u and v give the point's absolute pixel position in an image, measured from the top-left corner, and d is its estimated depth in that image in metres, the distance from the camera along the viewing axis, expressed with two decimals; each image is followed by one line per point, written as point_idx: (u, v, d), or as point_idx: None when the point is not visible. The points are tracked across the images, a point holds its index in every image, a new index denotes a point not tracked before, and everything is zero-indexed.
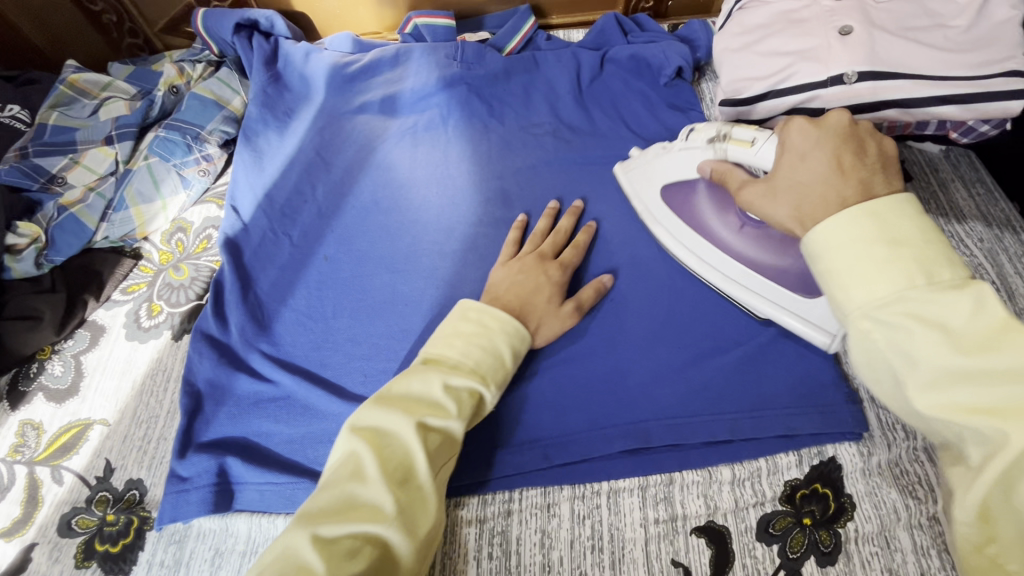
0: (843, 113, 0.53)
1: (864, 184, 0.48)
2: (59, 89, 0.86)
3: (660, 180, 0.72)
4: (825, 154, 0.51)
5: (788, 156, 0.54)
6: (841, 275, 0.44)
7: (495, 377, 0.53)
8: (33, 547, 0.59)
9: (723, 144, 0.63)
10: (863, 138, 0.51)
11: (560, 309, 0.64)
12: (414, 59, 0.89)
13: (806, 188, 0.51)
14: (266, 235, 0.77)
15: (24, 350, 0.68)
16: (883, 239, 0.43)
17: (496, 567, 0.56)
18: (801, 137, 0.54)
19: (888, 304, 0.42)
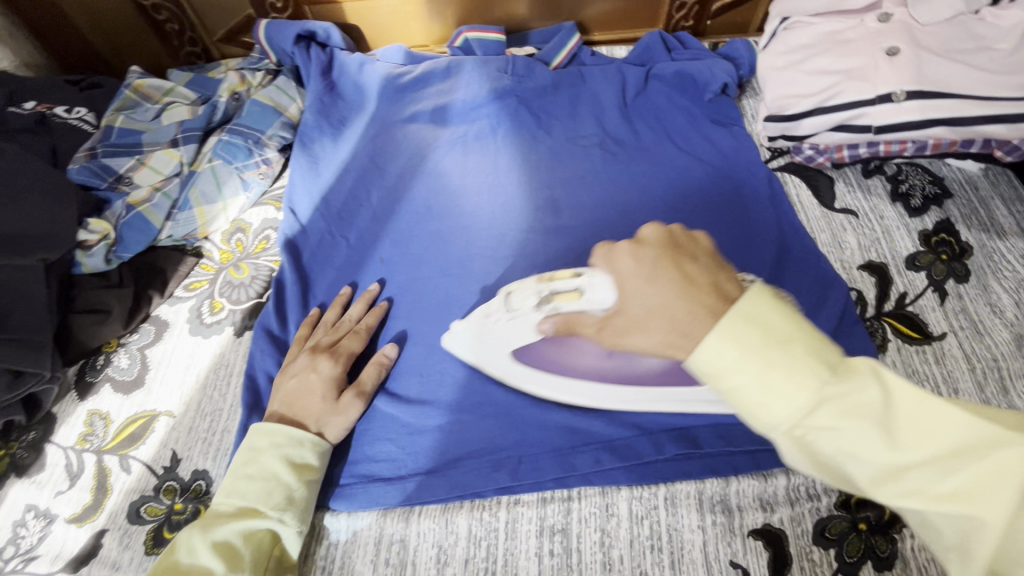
0: (656, 226, 0.52)
1: (716, 287, 0.45)
2: (125, 93, 0.89)
3: (504, 348, 0.68)
4: (667, 271, 0.46)
5: (630, 275, 0.48)
6: (750, 391, 0.38)
7: (271, 501, 0.55)
8: (103, 533, 0.60)
9: (551, 304, 0.68)
10: (682, 247, 0.50)
11: (340, 403, 0.63)
12: (465, 71, 0.92)
13: (670, 309, 0.44)
14: (324, 238, 0.80)
15: (93, 342, 0.71)
16: (768, 341, 0.38)
17: (557, 563, 0.57)
18: (634, 263, 0.49)
19: (813, 410, 0.36)
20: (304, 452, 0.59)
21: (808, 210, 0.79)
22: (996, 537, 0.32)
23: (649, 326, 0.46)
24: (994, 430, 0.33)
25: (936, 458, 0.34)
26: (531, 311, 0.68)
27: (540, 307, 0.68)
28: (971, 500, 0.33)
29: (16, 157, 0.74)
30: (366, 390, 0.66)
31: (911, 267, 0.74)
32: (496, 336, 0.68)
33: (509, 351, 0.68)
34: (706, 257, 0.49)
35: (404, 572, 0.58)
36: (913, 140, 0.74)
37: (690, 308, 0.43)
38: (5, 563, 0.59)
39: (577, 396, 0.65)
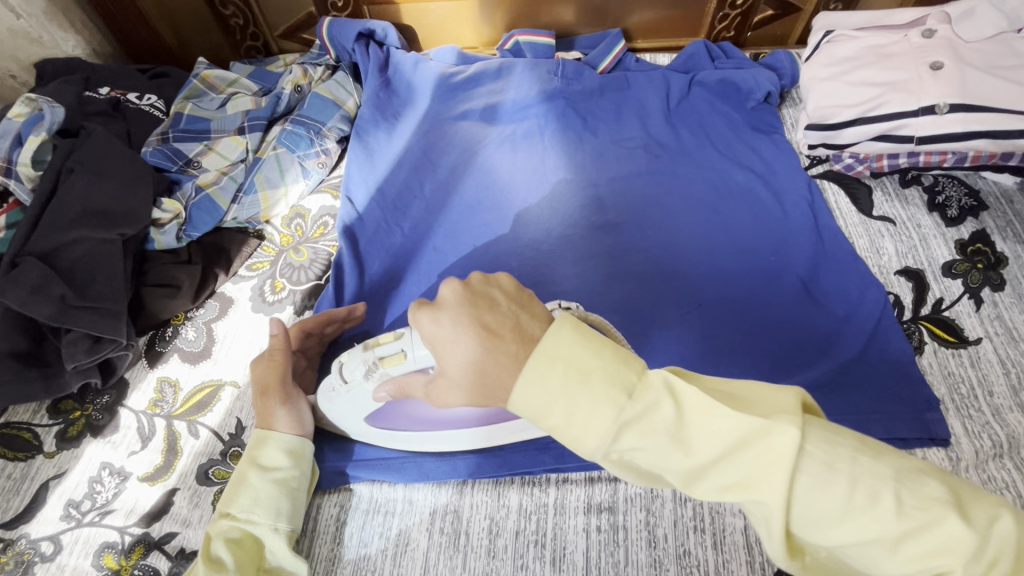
0: (453, 280, 0.41)
1: (520, 332, 0.38)
2: (193, 82, 0.94)
3: (356, 417, 0.63)
4: (468, 330, 0.39)
5: (444, 338, 0.40)
6: (564, 427, 0.35)
7: (239, 504, 0.56)
8: (175, 491, 0.64)
9: (380, 371, 0.52)
10: (483, 292, 0.41)
11: (269, 403, 0.61)
12: (516, 73, 0.96)
13: (482, 369, 0.38)
14: (380, 225, 0.83)
15: (163, 314, 0.75)
16: (570, 379, 0.35)
17: (604, 539, 0.60)
18: (433, 328, 0.40)
19: (618, 436, 0.35)
20: (273, 452, 0.59)
21: (847, 216, 0.82)
22: (780, 516, 0.32)
23: (467, 388, 0.40)
24: (763, 420, 0.33)
25: (723, 455, 0.34)
26: (363, 382, 0.55)
27: (369, 375, 0.54)
28: (754, 488, 0.33)
29: (100, 138, 0.78)
30: (280, 383, 0.62)
31: (948, 274, 0.76)
32: (338, 410, 0.61)
33: (360, 418, 0.63)
34: (508, 296, 0.41)
35: (458, 540, 0.61)
36: (953, 152, 0.77)
37: (499, 368, 0.37)
38: (82, 515, 0.63)
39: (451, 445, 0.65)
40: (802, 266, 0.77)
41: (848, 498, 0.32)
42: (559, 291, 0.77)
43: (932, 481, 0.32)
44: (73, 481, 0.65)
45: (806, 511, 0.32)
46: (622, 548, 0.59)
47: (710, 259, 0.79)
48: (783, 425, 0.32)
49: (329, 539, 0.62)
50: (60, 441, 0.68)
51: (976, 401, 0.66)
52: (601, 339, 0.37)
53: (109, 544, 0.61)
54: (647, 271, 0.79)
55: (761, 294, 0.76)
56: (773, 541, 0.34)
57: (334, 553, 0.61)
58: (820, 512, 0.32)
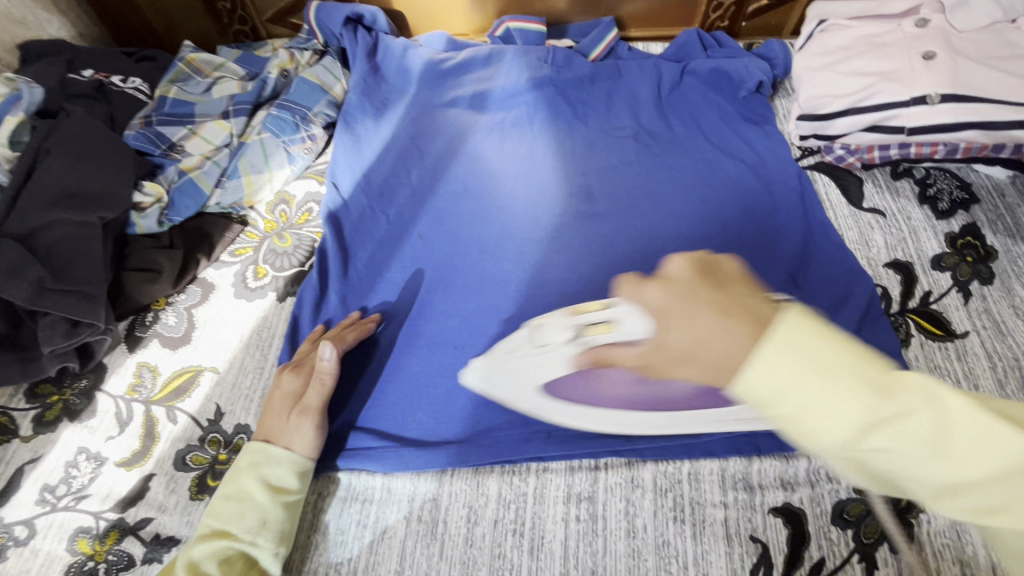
0: (680, 256, 0.40)
1: (755, 314, 0.35)
2: (179, 66, 0.93)
3: (530, 381, 0.62)
4: (705, 305, 0.37)
5: (676, 311, 0.38)
6: (803, 419, 0.33)
7: (244, 523, 0.55)
8: (151, 477, 0.64)
9: (584, 338, 0.54)
10: (710, 272, 0.39)
11: (302, 426, 0.61)
12: (506, 60, 0.95)
13: (715, 346, 0.35)
14: (365, 212, 0.82)
15: (143, 299, 0.74)
16: (818, 370, 0.32)
17: (582, 528, 0.59)
18: (661, 300, 0.39)
19: (864, 435, 0.33)
20: (282, 472, 0.58)
21: (837, 208, 0.81)
22: None
23: (687, 364, 0.37)
24: None
25: (988, 477, 0.32)
26: (562, 345, 0.58)
27: (574, 339, 0.56)
28: (1015, 514, 0.32)
29: (80, 119, 0.77)
30: (318, 406, 0.62)
31: (936, 268, 0.75)
32: (515, 371, 0.63)
33: (536, 385, 0.62)
34: (736, 278, 0.39)
35: (435, 528, 0.60)
36: (944, 143, 0.76)
37: (731, 345, 0.34)
38: (57, 500, 0.62)
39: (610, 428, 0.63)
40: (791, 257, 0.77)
41: None
42: (545, 280, 0.77)
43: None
44: (49, 465, 0.65)
45: None
46: (601, 538, 0.59)
47: (698, 249, 0.78)
48: None
49: (306, 525, 0.61)
50: (37, 426, 0.67)
51: None
52: (843, 333, 0.34)
53: (84, 529, 0.61)
54: (635, 261, 0.78)
55: None
56: None
57: (309, 541, 0.61)
58: None
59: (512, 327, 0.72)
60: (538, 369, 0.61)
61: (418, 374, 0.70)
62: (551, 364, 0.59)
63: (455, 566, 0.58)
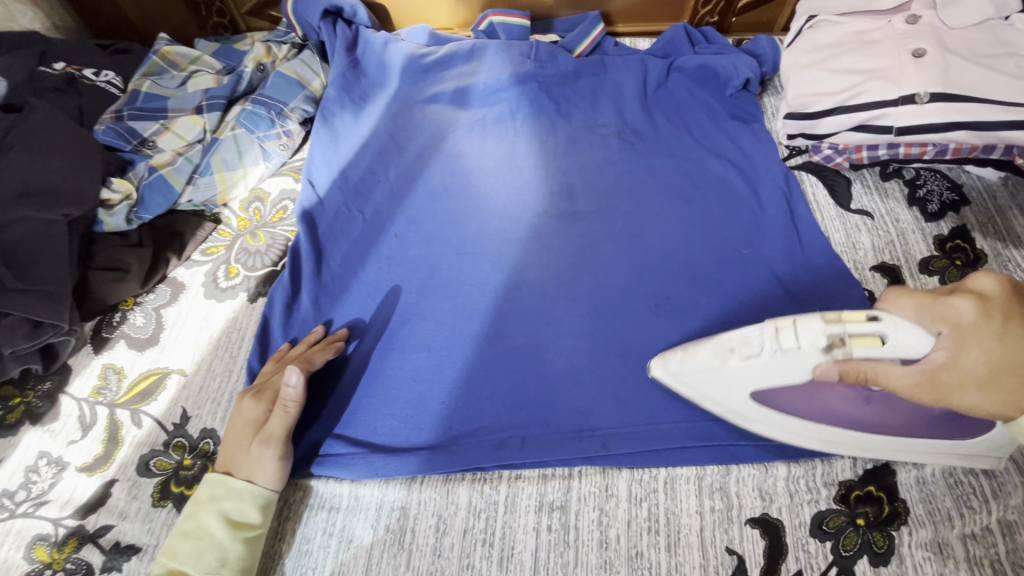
0: (990, 278, 0.48)
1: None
2: (152, 59, 0.91)
3: (744, 385, 0.57)
4: (1017, 332, 0.46)
5: (985, 330, 0.46)
6: None
7: (201, 564, 0.54)
8: (113, 483, 0.62)
9: (845, 348, 0.50)
10: (1023, 298, 0.47)
11: (266, 459, 0.58)
12: (489, 55, 0.92)
13: (1018, 371, 0.46)
14: (340, 210, 0.80)
15: (110, 299, 0.72)
16: None
17: (554, 539, 0.58)
18: (979, 316, 0.47)
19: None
20: (243, 507, 0.57)
21: (823, 209, 0.79)
22: None
23: (991, 384, 0.47)
24: None
25: None
26: (813, 353, 0.51)
27: (826, 350, 0.50)
28: None
29: (45, 114, 0.75)
30: (280, 435, 0.59)
31: (924, 271, 0.73)
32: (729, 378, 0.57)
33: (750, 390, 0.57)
34: None
35: (403, 538, 0.59)
36: (934, 144, 0.74)
37: None
38: (16, 506, 0.61)
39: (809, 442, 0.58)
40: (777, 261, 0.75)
41: None
42: (524, 281, 0.75)
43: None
44: (9, 470, 0.63)
45: None
46: (572, 549, 0.57)
47: (679, 250, 0.77)
48: None
49: (271, 532, 0.60)
50: None
51: None
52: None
53: (41, 536, 0.59)
54: (616, 261, 0.76)
55: (733, 288, 0.73)
56: None
57: (273, 549, 0.59)
58: None
59: (490, 330, 0.71)
60: (751, 375, 0.56)
61: (390, 378, 0.68)
62: (778, 370, 0.54)
63: None
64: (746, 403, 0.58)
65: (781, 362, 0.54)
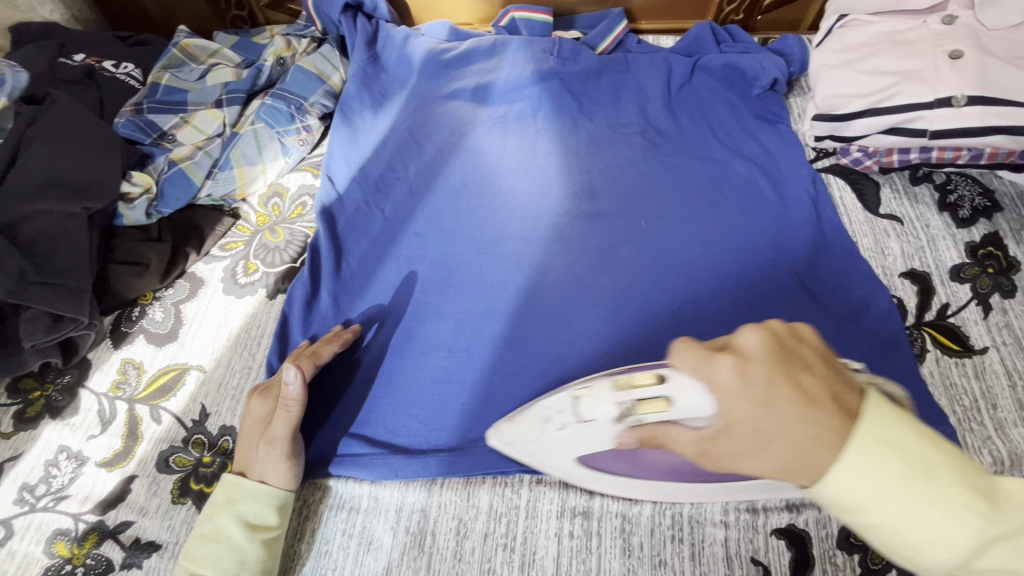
0: (754, 326, 0.38)
1: (843, 404, 0.35)
2: (172, 51, 0.90)
3: (568, 453, 0.53)
4: (784, 389, 0.35)
5: (750, 391, 0.36)
6: (904, 528, 0.33)
7: (220, 567, 0.53)
8: (133, 479, 0.62)
9: (635, 416, 0.43)
10: (794, 349, 0.37)
11: (276, 458, 0.57)
12: (510, 51, 0.91)
13: (793, 438, 0.34)
14: (359, 207, 0.79)
15: (129, 294, 0.72)
16: (911, 473, 0.33)
17: (576, 545, 0.57)
18: (739, 380, 0.36)
19: (976, 554, 0.33)
20: (259, 509, 0.56)
21: (851, 213, 0.78)
22: None
23: (763, 448, 0.36)
24: None
25: None
26: (610, 425, 0.46)
27: (620, 420, 0.45)
28: None
29: (66, 105, 0.74)
30: (284, 436, 0.58)
31: (955, 278, 0.72)
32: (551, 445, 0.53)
33: (571, 456, 0.53)
34: (822, 357, 0.38)
35: (423, 541, 0.58)
36: (969, 148, 0.72)
37: (821, 440, 0.34)
38: (36, 500, 0.61)
39: (652, 493, 0.56)
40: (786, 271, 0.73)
41: None
42: (545, 282, 0.74)
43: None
44: (29, 464, 0.63)
45: None
46: (595, 556, 0.56)
47: (703, 253, 0.75)
48: None
49: (292, 533, 0.60)
50: (18, 422, 0.65)
51: (978, 414, 0.63)
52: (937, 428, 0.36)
53: (62, 531, 0.59)
54: (638, 263, 0.75)
55: (759, 295, 0.72)
56: None
57: (292, 549, 0.59)
58: None
59: (509, 332, 0.70)
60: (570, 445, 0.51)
61: (410, 378, 0.67)
62: (587, 439, 0.49)
63: None
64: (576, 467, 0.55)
65: (587, 435, 0.49)
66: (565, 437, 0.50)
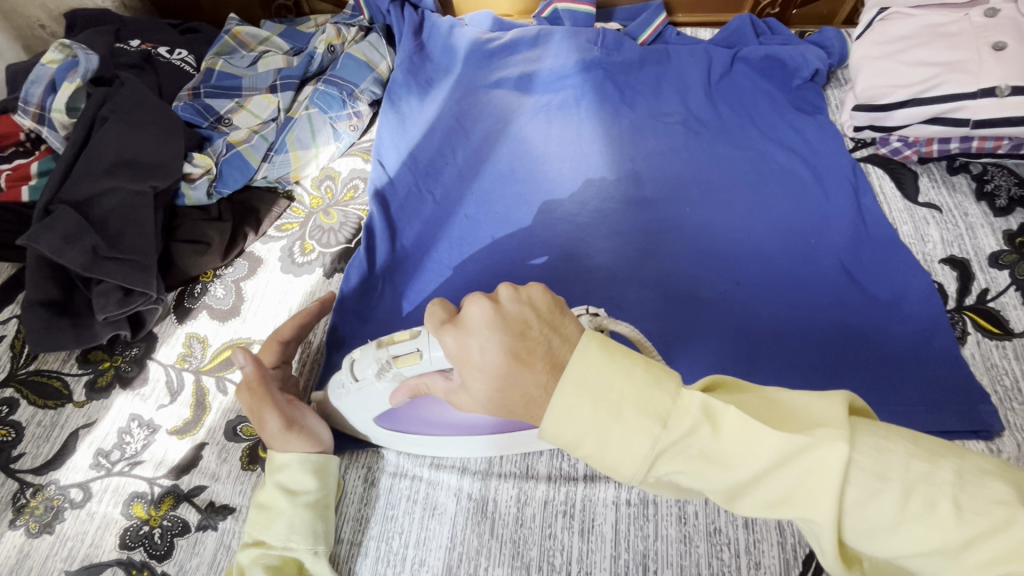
0: (478, 296, 0.40)
1: (553, 358, 0.38)
2: (225, 39, 0.92)
3: (366, 416, 0.59)
4: (499, 357, 0.38)
5: (471, 360, 0.40)
6: (597, 455, 0.37)
7: (272, 531, 0.54)
8: (203, 446, 0.64)
9: (394, 371, 0.49)
10: (513, 316, 0.39)
11: (286, 435, 0.57)
12: (554, 41, 0.93)
13: (510, 391, 0.38)
14: (411, 190, 0.82)
15: (192, 271, 0.74)
16: (593, 406, 0.36)
17: (634, 511, 0.59)
18: (460, 349, 0.40)
19: (654, 465, 0.36)
20: (297, 475, 0.57)
21: (891, 202, 0.80)
22: (832, 532, 0.32)
23: (491, 401, 0.40)
24: (809, 436, 0.33)
25: (774, 473, 0.34)
26: (375, 381, 0.52)
27: (381, 374, 0.51)
28: (798, 504, 0.33)
29: (134, 88, 0.77)
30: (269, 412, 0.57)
31: (994, 265, 0.74)
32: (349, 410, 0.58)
33: (369, 417, 0.59)
34: (539, 318, 0.39)
35: (485, 507, 0.60)
36: (1009, 139, 0.75)
37: (526, 392, 0.38)
38: (112, 465, 0.63)
39: (456, 449, 0.62)
40: (723, 263, 0.76)
41: (899, 507, 0.31)
42: (593, 264, 0.76)
43: (994, 481, 0.31)
44: (103, 430, 0.65)
45: (859, 518, 0.32)
46: (652, 523, 0.58)
47: (746, 239, 0.77)
48: (833, 438, 0.32)
49: (357, 499, 0.62)
50: (90, 391, 0.68)
51: (1019, 393, 0.65)
52: (631, 359, 0.37)
53: (138, 494, 0.61)
54: (682, 248, 0.77)
55: (802, 278, 0.74)
56: (827, 556, 0.34)
57: (360, 513, 0.61)
58: (875, 518, 0.32)
59: None
60: (359, 407, 0.57)
61: None
62: (375, 402, 0.55)
63: (506, 545, 0.58)
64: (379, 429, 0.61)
65: (370, 395, 0.54)
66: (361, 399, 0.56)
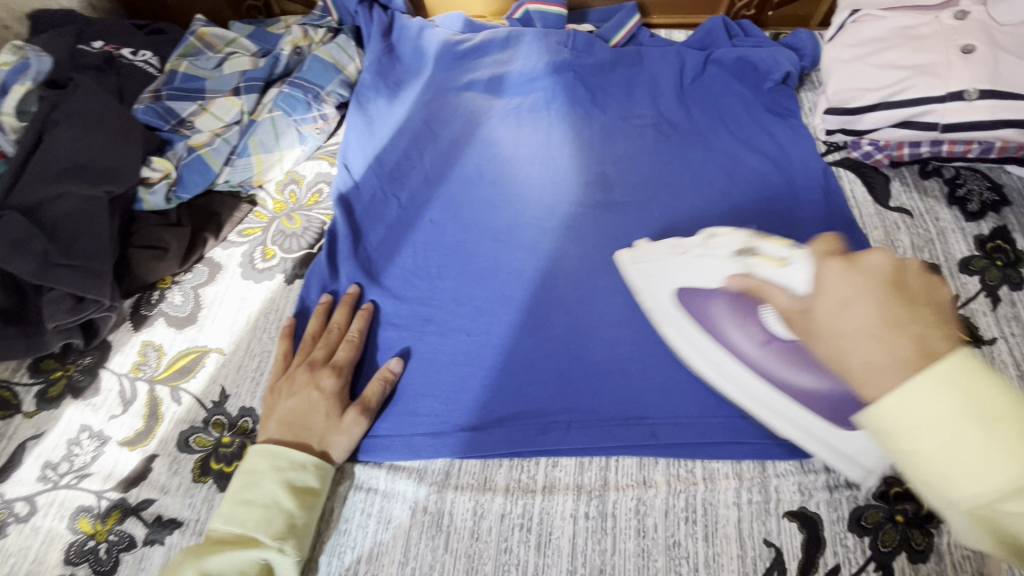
0: (885, 253, 0.45)
1: (924, 343, 0.39)
2: (190, 40, 0.91)
3: (669, 283, 0.65)
4: (873, 311, 0.42)
5: (823, 296, 0.46)
6: (935, 456, 0.37)
7: (272, 529, 0.54)
8: (154, 458, 0.63)
9: (750, 260, 0.58)
10: (908, 288, 0.43)
11: (343, 421, 0.61)
12: (525, 43, 0.92)
13: (854, 348, 0.42)
14: (376, 195, 0.80)
15: (148, 277, 0.72)
16: (967, 414, 0.36)
17: (592, 526, 0.58)
18: (836, 285, 0.45)
19: (999, 495, 0.35)
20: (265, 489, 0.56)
21: (862, 206, 0.79)
22: None
23: (816, 342, 0.45)
24: None
25: None
26: (723, 257, 0.61)
27: (737, 254, 0.60)
28: None
29: (90, 91, 0.76)
30: (367, 409, 0.63)
31: (964, 271, 0.73)
32: (670, 272, 0.65)
33: (671, 289, 0.64)
34: (929, 306, 0.43)
35: (440, 521, 0.59)
36: (980, 142, 0.74)
37: (882, 355, 0.40)
38: (59, 477, 0.62)
39: (703, 365, 0.63)
40: None
41: None
42: (560, 269, 0.74)
43: None
44: (51, 442, 0.64)
45: None
46: (610, 537, 0.57)
47: None
48: None
49: None
50: (40, 402, 0.66)
51: None
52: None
53: (85, 508, 0.60)
54: None
55: None
56: None
57: None
58: None
59: (525, 316, 0.71)
60: (689, 272, 0.64)
61: (429, 361, 0.68)
62: (696, 272, 0.63)
63: (461, 559, 0.57)
64: (669, 300, 0.65)
65: (710, 262, 0.62)
66: (694, 261, 0.64)
